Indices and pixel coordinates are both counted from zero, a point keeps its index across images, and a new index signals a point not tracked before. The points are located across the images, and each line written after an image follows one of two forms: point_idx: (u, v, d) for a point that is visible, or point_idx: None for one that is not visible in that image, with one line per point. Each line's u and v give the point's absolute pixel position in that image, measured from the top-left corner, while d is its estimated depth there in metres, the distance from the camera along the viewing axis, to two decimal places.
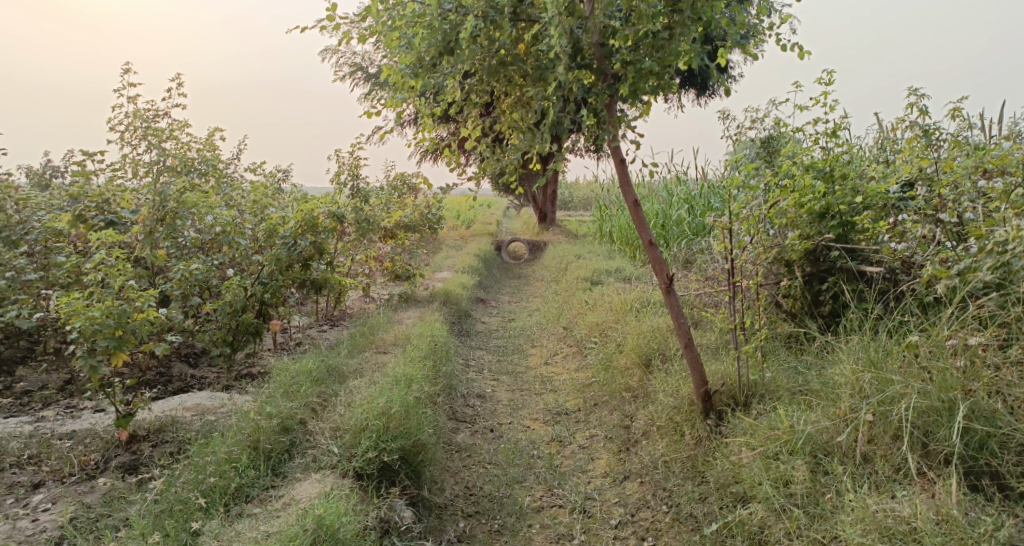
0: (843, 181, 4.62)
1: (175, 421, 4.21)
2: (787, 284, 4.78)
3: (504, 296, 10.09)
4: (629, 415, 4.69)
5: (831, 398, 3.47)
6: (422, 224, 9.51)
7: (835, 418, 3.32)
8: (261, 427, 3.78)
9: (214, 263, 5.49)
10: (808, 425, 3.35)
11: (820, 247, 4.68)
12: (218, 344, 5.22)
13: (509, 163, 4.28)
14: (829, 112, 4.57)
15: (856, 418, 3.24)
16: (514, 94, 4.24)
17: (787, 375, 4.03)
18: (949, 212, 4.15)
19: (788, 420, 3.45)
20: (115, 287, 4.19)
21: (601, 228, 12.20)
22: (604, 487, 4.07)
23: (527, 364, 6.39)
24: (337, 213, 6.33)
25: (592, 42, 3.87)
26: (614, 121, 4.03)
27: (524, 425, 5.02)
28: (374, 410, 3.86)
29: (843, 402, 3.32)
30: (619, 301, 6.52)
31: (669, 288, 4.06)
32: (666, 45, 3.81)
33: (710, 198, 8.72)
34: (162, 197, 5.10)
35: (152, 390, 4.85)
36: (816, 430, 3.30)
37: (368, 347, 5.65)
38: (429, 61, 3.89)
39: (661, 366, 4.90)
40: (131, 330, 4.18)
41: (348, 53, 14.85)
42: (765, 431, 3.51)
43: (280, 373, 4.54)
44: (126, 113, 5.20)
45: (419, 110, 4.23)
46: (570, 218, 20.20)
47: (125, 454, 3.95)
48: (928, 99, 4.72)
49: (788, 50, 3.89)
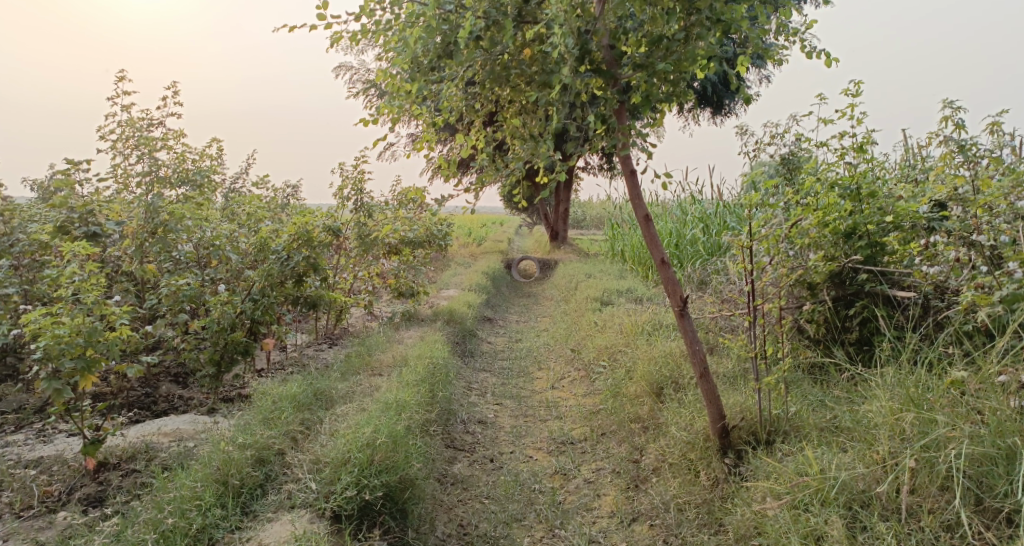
0: (870, 199, 4.29)
1: (150, 447, 3.90)
2: (811, 308, 4.41)
3: (512, 315, 9.76)
4: (638, 448, 4.35)
5: (866, 439, 3.10)
6: (430, 240, 9.23)
7: (872, 464, 2.94)
8: (234, 459, 3.45)
9: (207, 279, 5.19)
10: (842, 471, 2.96)
11: (847, 269, 4.34)
12: (204, 364, 4.88)
13: (510, 174, 3.96)
14: (856, 125, 4.24)
15: (897, 463, 2.86)
16: (517, 102, 3.91)
17: (811, 409, 3.67)
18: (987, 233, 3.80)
19: (818, 464, 3.07)
20: (89, 303, 3.83)
21: (612, 247, 11.87)
22: (611, 528, 3.72)
23: (532, 388, 6.05)
24: (333, 227, 6.01)
25: (600, 45, 3.56)
26: (623, 129, 3.71)
27: (526, 454, 4.67)
28: (357, 441, 3.55)
29: (881, 445, 2.95)
30: (629, 323, 6.18)
31: (683, 312, 3.71)
32: (683, 47, 3.48)
33: (726, 217, 8.38)
34: (153, 209, 4.86)
35: (130, 413, 4.54)
36: (851, 477, 2.92)
37: (363, 370, 5.33)
38: (425, 65, 3.59)
39: (673, 395, 4.56)
40: (103, 350, 3.81)
41: (362, 71, 14.72)
42: (791, 476, 3.13)
43: (263, 398, 4.23)
44: (118, 122, 4.93)
45: (419, 117, 3.92)
46: (583, 236, 19.83)
47: (92, 484, 3.64)
48: (965, 112, 4.39)
49: (812, 58, 3.58)
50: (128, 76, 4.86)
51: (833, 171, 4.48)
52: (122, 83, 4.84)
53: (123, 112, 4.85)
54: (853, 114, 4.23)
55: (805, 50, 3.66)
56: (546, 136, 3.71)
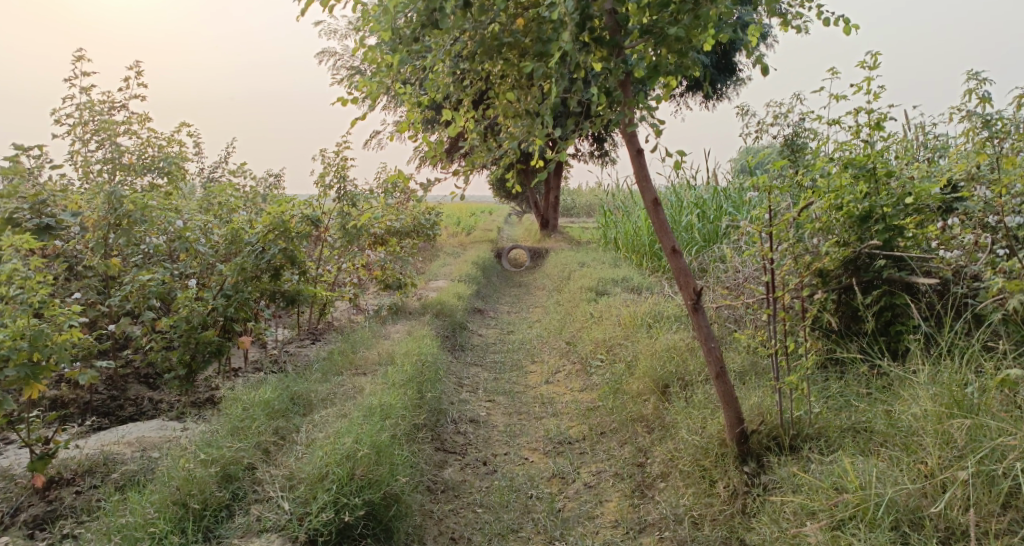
0: (885, 180, 3.98)
1: (110, 459, 3.53)
2: (822, 297, 4.00)
3: (504, 306, 9.41)
4: (643, 450, 4.03)
5: (908, 447, 2.79)
6: (418, 229, 8.84)
7: (921, 478, 2.62)
8: (197, 477, 3.10)
9: (176, 274, 4.78)
10: (888, 487, 2.63)
11: (863, 255, 3.96)
12: (173, 366, 4.51)
13: (503, 156, 3.58)
14: (873, 101, 3.87)
15: (949, 478, 2.55)
16: (510, 76, 3.52)
17: (834, 411, 3.36)
18: (1008, 215, 3.66)
19: (857, 476, 2.74)
20: (35, 304, 3.42)
21: (605, 235, 11.53)
22: (616, 540, 3.40)
23: (526, 382, 5.71)
24: (311, 216, 5.54)
25: (602, 11, 3.18)
26: (627, 103, 3.33)
27: (522, 456, 4.34)
28: (336, 454, 3.23)
29: (929, 456, 2.64)
30: (628, 314, 5.85)
31: (696, 307, 3.35)
32: (696, 10, 3.07)
33: (724, 202, 8.06)
34: (114, 199, 4.43)
35: (91, 421, 4.16)
36: (897, 494, 2.59)
37: (347, 369, 4.97)
38: (407, 35, 3.15)
39: (680, 392, 4.24)
40: (51, 356, 3.41)
41: (347, 57, 14.29)
42: (826, 491, 2.80)
43: (234, 404, 3.87)
44: (76, 105, 4.52)
45: (401, 95, 3.53)
46: (573, 225, 19.47)
47: (41, 503, 3.26)
48: (990, 85, 4.12)
49: (830, 26, 3.20)
50: (86, 55, 4.48)
51: (847, 151, 4.14)
52: (80, 61, 4.43)
53: (80, 94, 4.44)
54: (870, 88, 3.85)
55: (820, 18, 3.28)
56: (542, 114, 3.33)
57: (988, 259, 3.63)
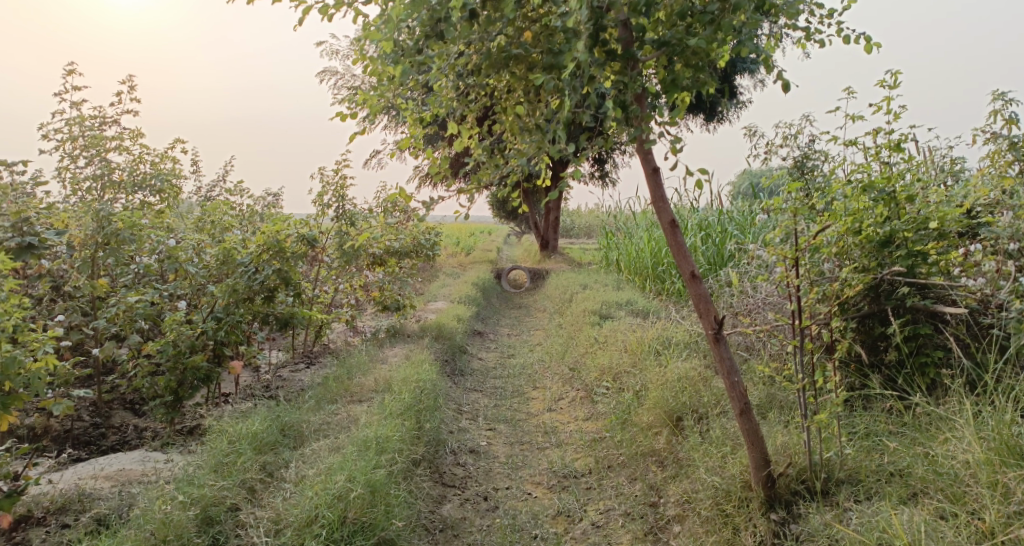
0: (908, 204, 3.76)
1: (86, 495, 3.28)
2: (842, 327, 3.73)
3: (504, 329, 9.16)
4: (655, 487, 3.78)
5: (962, 499, 2.60)
6: (418, 250, 8.63)
7: (982, 537, 2.44)
8: (175, 520, 2.87)
9: (165, 296, 4.54)
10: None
11: (884, 282, 3.70)
12: (158, 393, 4.26)
13: (509, 173, 3.36)
14: (892, 121, 3.66)
15: (1011, 538, 2.37)
16: (518, 91, 3.28)
17: (865, 452, 3.13)
18: None
19: (908, 532, 2.52)
20: (7, 328, 3.16)
21: (607, 257, 11.32)
22: None
23: (528, 410, 5.45)
24: (307, 236, 5.24)
25: (616, 22, 2.95)
26: (640, 120, 3.10)
27: (524, 491, 4.08)
28: (327, 495, 3.02)
29: (987, 511, 2.46)
30: (635, 340, 5.61)
31: (717, 337, 3.12)
32: (715, 22, 2.87)
33: (729, 224, 7.86)
34: (101, 217, 4.20)
35: (68, 452, 3.91)
36: None
37: (342, 396, 4.73)
38: (410, 47, 2.92)
39: (695, 426, 4.00)
40: (24, 384, 3.15)
41: (348, 76, 14.16)
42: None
43: (221, 436, 3.62)
44: (65, 120, 4.33)
45: (402, 111, 3.32)
46: (574, 246, 19.26)
47: None
48: (1017, 107, 3.92)
49: (850, 43, 2.96)
50: (77, 68, 4.30)
51: (865, 173, 3.91)
52: (69, 74, 4.25)
53: (69, 108, 4.25)
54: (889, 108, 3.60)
55: (841, 34, 3.05)
56: (552, 130, 3.11)
57: (1012, 287, 3.45)
